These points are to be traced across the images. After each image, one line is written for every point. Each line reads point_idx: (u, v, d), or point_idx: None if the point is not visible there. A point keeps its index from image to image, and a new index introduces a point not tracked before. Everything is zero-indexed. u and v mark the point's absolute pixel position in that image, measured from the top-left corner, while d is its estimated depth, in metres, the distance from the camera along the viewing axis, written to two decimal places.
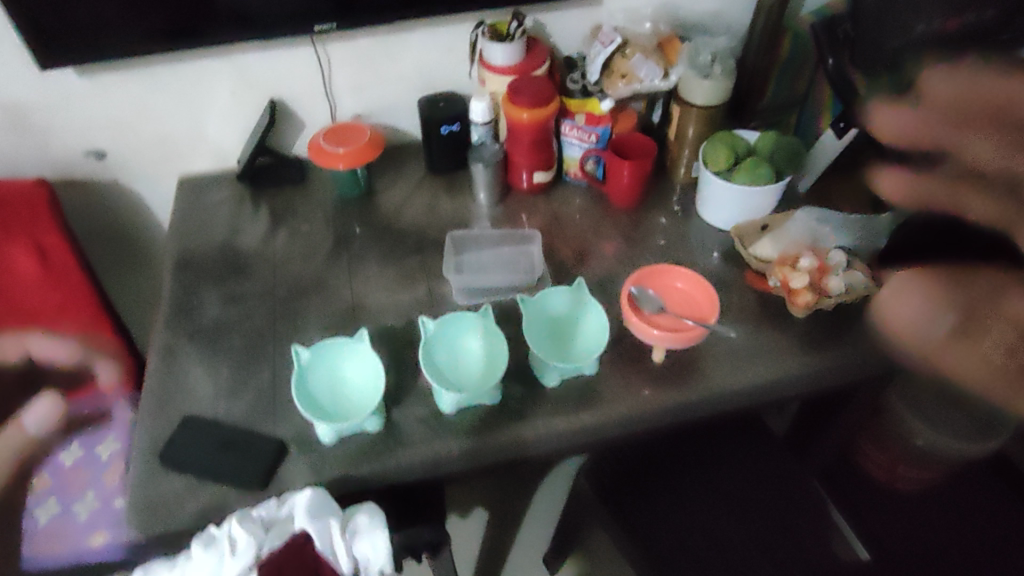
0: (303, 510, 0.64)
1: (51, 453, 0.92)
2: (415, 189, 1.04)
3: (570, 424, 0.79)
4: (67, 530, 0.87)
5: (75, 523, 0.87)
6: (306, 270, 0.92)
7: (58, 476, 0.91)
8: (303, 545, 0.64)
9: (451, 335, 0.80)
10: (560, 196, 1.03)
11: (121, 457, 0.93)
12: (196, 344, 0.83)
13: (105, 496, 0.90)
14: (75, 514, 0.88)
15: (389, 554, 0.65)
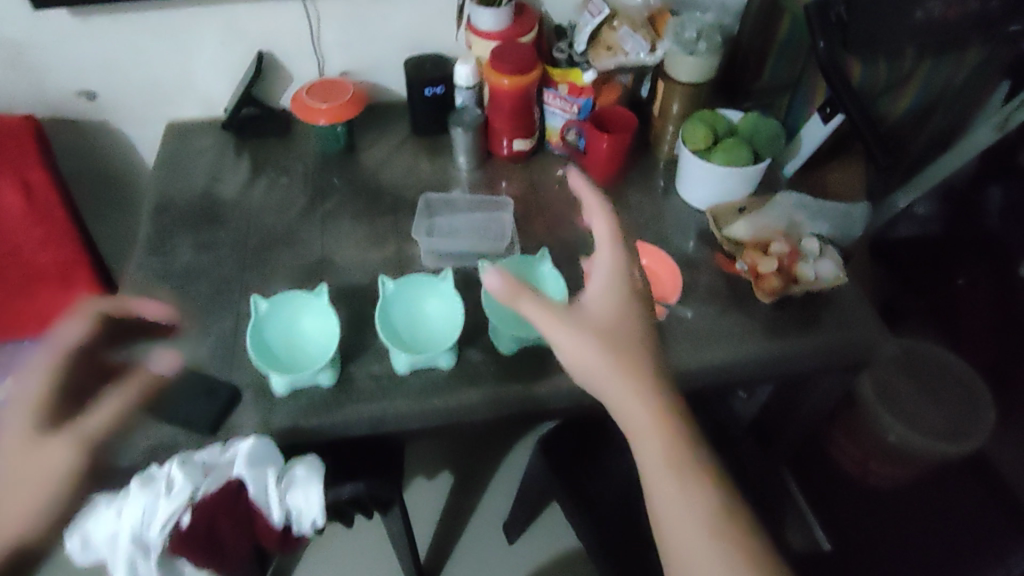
0: (242, 459, 0.67)
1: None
2: (397, 149, 1.05)
3: (521, 391, 0.80)
4: None
5: None
6: (279, 223, 0.95)
7: (29, 402, 0.94)
8: (238, 491, 0.68)
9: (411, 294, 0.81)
10: (540, 165, 1.03)
11: None
12: (167, 285, 0.88)
13: None
14: None
15: (321, 507, 0.70)
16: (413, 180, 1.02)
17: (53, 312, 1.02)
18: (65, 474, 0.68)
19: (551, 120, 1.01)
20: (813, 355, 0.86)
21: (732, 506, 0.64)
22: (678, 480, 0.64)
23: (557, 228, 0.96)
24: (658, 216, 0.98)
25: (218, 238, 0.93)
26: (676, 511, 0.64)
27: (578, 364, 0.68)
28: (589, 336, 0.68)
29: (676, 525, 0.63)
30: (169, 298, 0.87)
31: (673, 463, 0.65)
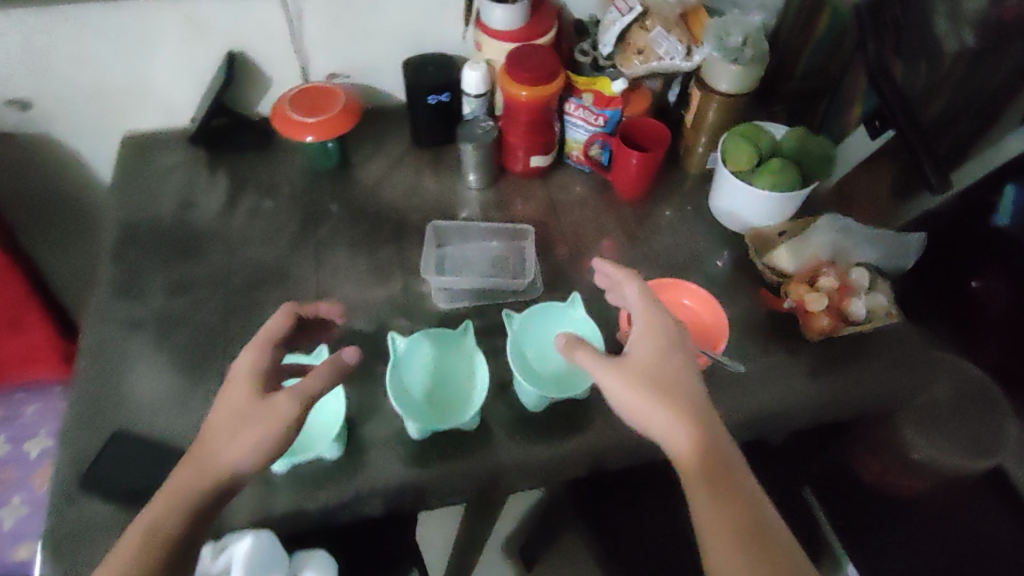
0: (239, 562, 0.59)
1: None
2: (394, 165, 0.93)
3: (554, 456, 0.69)
4: None
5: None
6: (267, 255, 0.84)
7: None
8: None
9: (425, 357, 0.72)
10: (558, 181, 0.93)
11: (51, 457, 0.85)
12: (137, 338, 0.76)
13: (34, 501, 0.83)
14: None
15: None
16: (416, 201, 0.90)
17: (7, 360, 0.90)
18: (287, 432, 0.59)
19: (572, 132, 0.90)
20: (861, 396, 0.75)
21: (786, 547, 0.55)
22: (723, 509, 0.56)
23: (581, 257, 0.85)
24: (693, 240, 0.88)
25: (193, 276, 0.81)
26: (716, 540, 0.55)
27: (620, 401, 0.63)
28: (629, 371, 0.63)
29: (721, 560, 0.54)
30: (139, 354, 0.75)
31: (715, 493, 0.57)
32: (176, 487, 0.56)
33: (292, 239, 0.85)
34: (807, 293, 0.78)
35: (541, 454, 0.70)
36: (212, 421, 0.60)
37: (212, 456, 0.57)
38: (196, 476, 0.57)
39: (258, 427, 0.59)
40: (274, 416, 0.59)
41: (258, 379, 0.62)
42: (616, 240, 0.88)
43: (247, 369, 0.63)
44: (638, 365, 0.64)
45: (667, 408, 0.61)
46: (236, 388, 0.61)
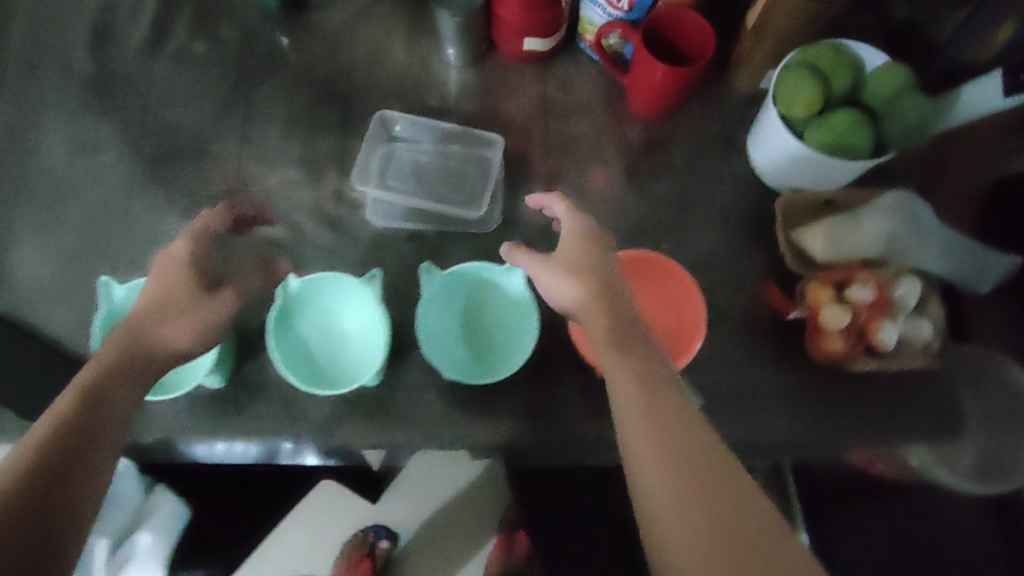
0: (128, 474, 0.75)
1: None
2: (361, 15, 0.74)
3: (458, 438, 0.60)
4: None
5: None
6: (186, 118, 0.69)
7: None
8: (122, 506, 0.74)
9: (320, 299, 0.58)
10: (560, 74, 0.72)
11: None
12: (27, 204, 0.66)
13: None
14: None
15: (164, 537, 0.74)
16: (378, 74, 0.72)
17: None
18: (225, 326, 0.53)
19: (587, 11, 0.68)
20: (860, 447, 0.61)
21: (717, 452, 0.40)
22: (642, 402, 0.42)
23: (560, 188, 0.68)
24: (711, 188, 0.68)
25: (98, 133, 0.69)
26: (636, 438, 0.41)
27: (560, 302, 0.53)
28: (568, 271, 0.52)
29: (639, 462, 0.40)
30: (27, 223, 0.65)
31: (634, 379, 0.44)
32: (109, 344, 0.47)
33: (218, 102, 0.70)
34: (826, 301, 0.60)
35: (445, 433, 0.60)
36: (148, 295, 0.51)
37: (153, 329, 0.49)
38: (130, 343, 0.48)
39: (197, 310, 0.52)
40: (216, 304, 0.53)
41: (189, 268, 0.53)
42: (613, 171, 0.69)
43: (176, 256, 0.54)
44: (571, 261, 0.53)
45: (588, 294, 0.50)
46: (162, 277, 0.53)
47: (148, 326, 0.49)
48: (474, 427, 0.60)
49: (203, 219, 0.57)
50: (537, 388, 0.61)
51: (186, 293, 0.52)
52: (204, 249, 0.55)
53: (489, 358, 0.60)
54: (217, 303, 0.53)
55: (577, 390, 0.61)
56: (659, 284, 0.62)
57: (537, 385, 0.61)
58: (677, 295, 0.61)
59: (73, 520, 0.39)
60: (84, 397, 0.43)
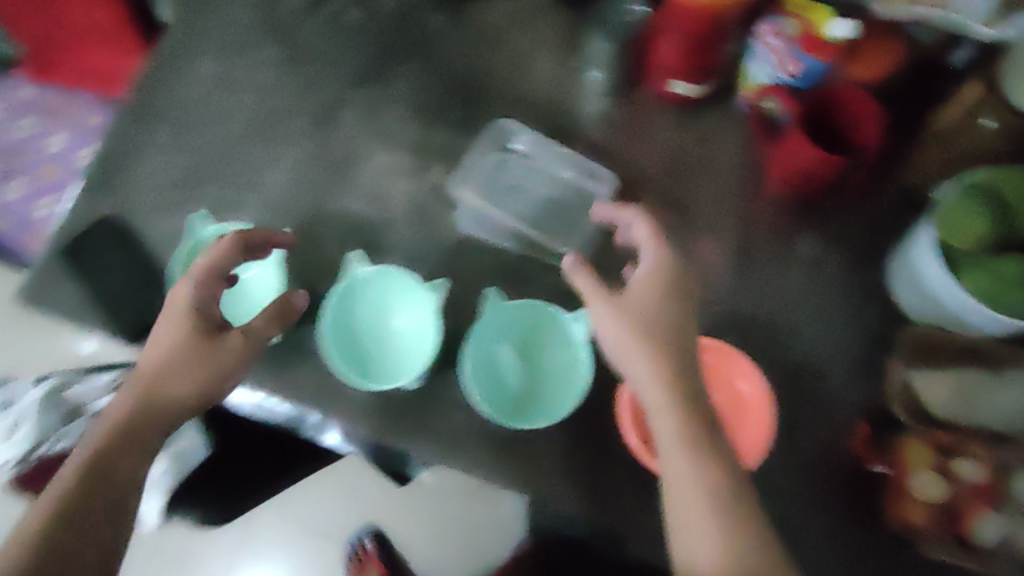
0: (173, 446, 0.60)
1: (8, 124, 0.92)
2: (519, 18, 0.72)
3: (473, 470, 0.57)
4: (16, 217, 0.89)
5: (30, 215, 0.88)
6: (325, 79, 0.71)
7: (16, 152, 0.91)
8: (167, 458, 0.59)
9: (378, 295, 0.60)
10: (704, 124, 0.66)
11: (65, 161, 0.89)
12: (165, 124, 0.70)
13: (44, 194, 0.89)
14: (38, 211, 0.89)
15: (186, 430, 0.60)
16: (515, 79, 0.69)
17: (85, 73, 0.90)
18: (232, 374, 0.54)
19: (752, 64, 0.61)
20: None
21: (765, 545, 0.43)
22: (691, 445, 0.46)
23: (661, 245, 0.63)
24: (828, 295, 0.60)
25: (248, 74, 0.72)
26: (684, 510, 0.45)
27: (608, 344, 0.52)
28: (627, 324, 0.51)
29: (682, 523, 0.45)
30: (161, 141, 0.70)
31: (693, 455, 0.46)
32: (140, 387, 0.52)
33: (358, 72, 0.71)
34: (919, 464, 0.52)
35: (458, 462, 0.57)
36: (149, 355, 0.53)
37: (160, 386, 0.52)
38: (136, 407, 0.51)
39: (199, 367, 0.53)
40: (217, 355, 0.53)
41: (194, 315, 0.54)
42: (723, 245, 0.62)
43: (176, 309, 0.54)
44: (638, 310, 0.52)
45: (650, 344, 0.50)
46: (163, 331, 0.54)
47: (157, 387, 0.52)
48: (489, 467, 0.57)
49: (212, 256, 0.55)
50: (565, 448, 0.57)
51: (193, 345, 0.53)
52: (210, 290, 0.55)
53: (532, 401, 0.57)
54: (221, 357, 0.53)
55: (605, 465, 0.56)
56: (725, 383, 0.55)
57: (567, 445, 0.57)
58: (743, 391, 0.54)
59: (103, 553, 0.45)
60: (98, 460, 0.47)
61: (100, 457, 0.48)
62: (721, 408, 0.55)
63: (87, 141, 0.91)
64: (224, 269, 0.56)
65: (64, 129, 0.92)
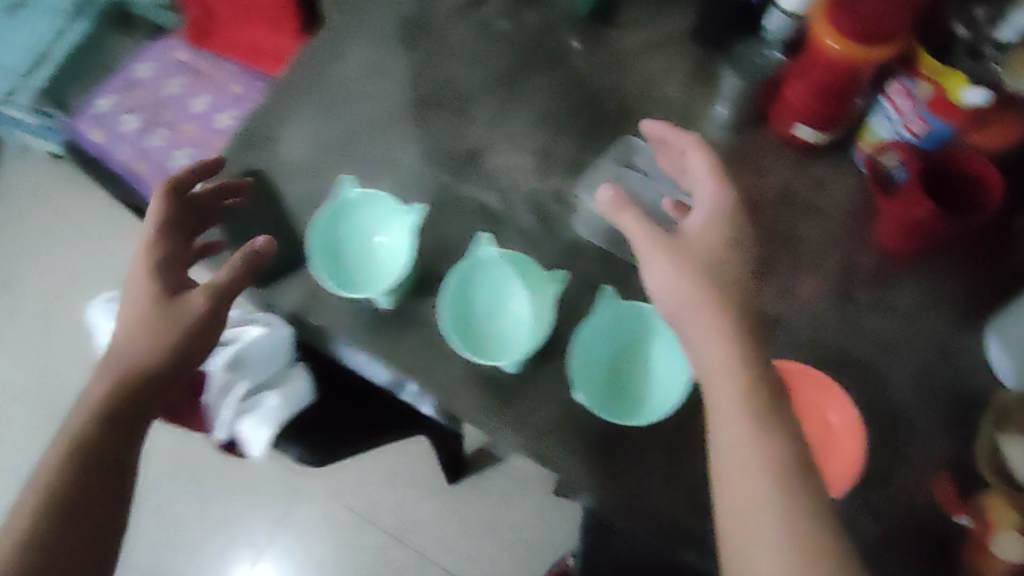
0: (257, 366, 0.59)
1: (151, 79, 0.99)
2: (653, 49, 0.76)
3: (560, 455, 0.60)
4: (149, 161, 0.94)
5: (163, 162, 0.94)
6: (465, 78, 0.77)
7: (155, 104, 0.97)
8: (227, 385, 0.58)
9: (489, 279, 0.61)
10: (819, 171, 0.69)
11: (205, 119, 0.96)
12: (314, 96, 0.76)
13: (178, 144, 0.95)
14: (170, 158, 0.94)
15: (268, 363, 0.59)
16: (643, 104, 0.74)
17: (241, 45, 0.99)
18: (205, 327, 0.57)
19: (876, 121, 0.64)
20: None
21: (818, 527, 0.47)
22: (766, 472, 0.49)
23: (764, 278, 0.66)
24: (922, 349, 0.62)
25: (394, 63, 0.78)
26: (739, 493, 0.49)
27: (660, 282, 0.57)
28: (683, 261, 0.56)
29: (736, 503, 0.49)
30: (308, 111, 0.75)
31: (751, 439, 0.50)
32: (123, 366, 0.55)
33: (496, 75, 0.77)
34: (1004, 524, 0.51)
35: (547, 446, 0.61)
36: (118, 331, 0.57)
37: (128, 348, 0.55)
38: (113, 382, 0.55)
39: (167, 321, 0.56)
40: (179, 308, 0.57)
41: (162, 270, 0.59)
42: (824, 286, 0.65)
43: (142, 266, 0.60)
44: (690, 245, 0.58)
45: (725, 354, 0.53)
46: (131, 295, 0.58)
47: (135, 362, 0.55)
48: (577, 455, 0.60)
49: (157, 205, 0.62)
50: (651, 449, 0.60)
51: (157, 309, 0.57)
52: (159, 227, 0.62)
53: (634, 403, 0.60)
54: (182, 306, 0.57)
55: (687, 471, 0.60)
56: (814, 406, 0.57)
57: (653, 446, 0.60)
58: (834, 422, 0.56)
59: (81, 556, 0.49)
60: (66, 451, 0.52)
61: (92, 425, 0.53)
62: (813, 435, 0.57)
63: (228, 108, 0.97)
64: (180, 261, 0.61)
65: (207, 93, 0.98)
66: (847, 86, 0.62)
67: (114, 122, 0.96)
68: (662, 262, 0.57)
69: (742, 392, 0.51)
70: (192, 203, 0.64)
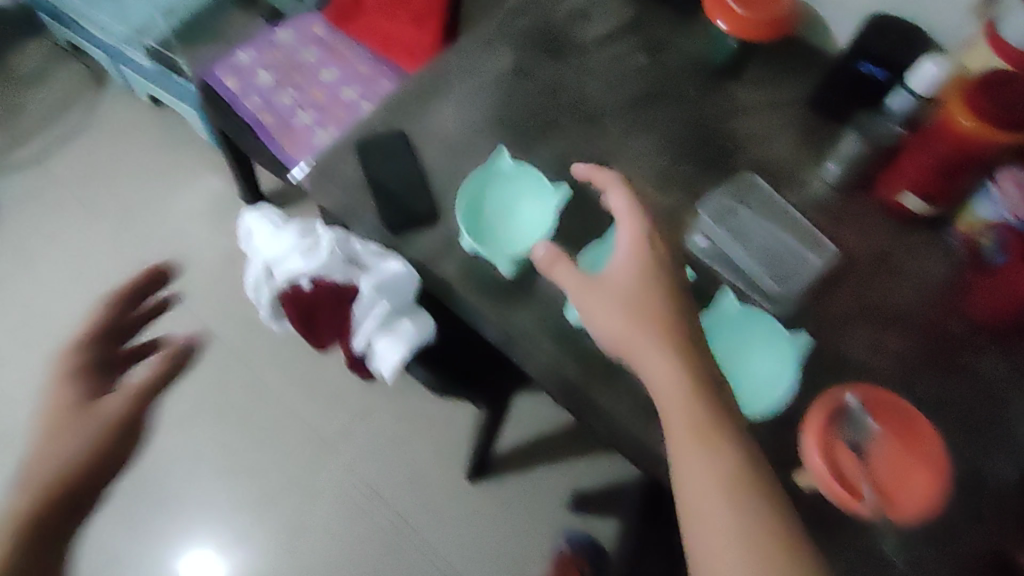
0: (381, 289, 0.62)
1: (291, 44, 1.06)
2: (777, 103, 0.83)
3: (649, 443, 0.63)
4: (277, 116, 1.01)
5: (289, 120, 1.01)
6: (601, 95, 0.83)
7: (291, 67, 1.04)
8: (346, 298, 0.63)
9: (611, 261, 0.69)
10: (917, 238, 0.75)
11: (333, 88, 1.03)
12: (462, 81, 0.82)
13: (305, 106, 1.02)
14: (296, 117, 1.01)
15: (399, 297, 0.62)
16: (762, 151, 0.80)
17: (379, 31, 1.06)
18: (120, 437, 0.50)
19: (979, 202, 0.70)
20: None
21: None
22: (719, 492, 0.51)
23: (855, 325, 0.70)
24: (996, 419, 0.66)
25: (538, 68, 0.84)
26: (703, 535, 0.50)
27: (601, 326, 0.59)
28: (615, 305, 0.58)
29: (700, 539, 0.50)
30: (455, 92, 0.81)
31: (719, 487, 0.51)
32: (38, 484, 0.46)
33: (633, 99, 0.83)
34: None
35: (638, 432, 0.64)
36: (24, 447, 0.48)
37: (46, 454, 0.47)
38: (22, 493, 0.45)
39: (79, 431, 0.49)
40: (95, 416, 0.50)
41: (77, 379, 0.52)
42: (909, 346, 0.69)
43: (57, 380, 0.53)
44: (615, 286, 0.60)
45: (680, 397, 0.54)
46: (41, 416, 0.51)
47: (62, 464, 0.47)
48: (666, 446, 0.63)
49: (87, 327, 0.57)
50: None
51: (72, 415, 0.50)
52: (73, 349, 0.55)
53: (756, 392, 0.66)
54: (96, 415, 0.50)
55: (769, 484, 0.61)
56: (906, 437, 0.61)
57: None
58: (920, 455, 0.60)
59: None
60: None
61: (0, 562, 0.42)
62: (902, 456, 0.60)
63: (354, 83, 1.04)
64: (107, 362, 0.55)
65: (337, 66, 1.05)
66: (962, 164, 0.68)
67: (251, 75, 1.04)
68: (602, 311, 0.59)
69: (683, 402, 0.54)
70: (138, 312, 0.60)
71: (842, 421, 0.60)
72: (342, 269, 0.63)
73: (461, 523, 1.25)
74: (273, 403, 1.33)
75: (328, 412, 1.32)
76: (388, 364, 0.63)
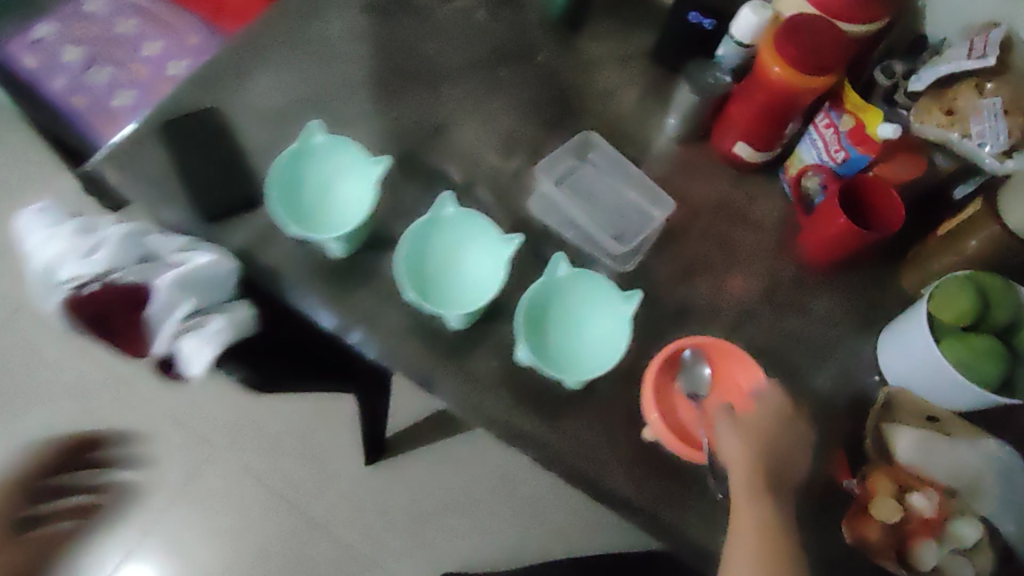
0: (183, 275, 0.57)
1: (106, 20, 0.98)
2: (615, 58, 0.82)
3: (493, 411, 0.63)
4: (90, 96, 0.92)
5: (104, 99, 0.92)
6: (439, 59, 0.81)
7: (107, 44, 0.96)
8: (139, 301, 0.58)
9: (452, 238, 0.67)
10: (749, 183, 0.77)
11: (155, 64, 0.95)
12: (289, 52, 0.78)
13: (122, 86, 0.94)
14: (111, 96, 0.93)
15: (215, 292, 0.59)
16: (601, 106, 0.80)
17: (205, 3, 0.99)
18: None
19: (802, 149, 0.73)
20: None
21: None
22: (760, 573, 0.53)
23: (694, 273, 0.71)
24: (820, 355, 0.69)
25: (371, 33, 0.81)
26: None
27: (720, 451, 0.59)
28: (746, 443, 0.58)
29: None
30: (282, 64, 0.77)
31: None
32: None
33: (472, 59, 0.81)
34: (883, 494, 0.59)
35: (483, 401, 0.64)
36: None
37: None
38: None
39: None
40: None
41: None
42: (748, 286, 0.72)
43: None
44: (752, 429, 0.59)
45: (750, 492, 0.56)
46: None
47: None
48: (507, 413, 0.63)
49: None
50: (581, 417, 0.63)
51: None
52: None
53: (594, 354, 0.63)
54: None
55: (610, 440, 0.63)
56: (734, 372, 0.64)
57: (583, 410, 0.64)
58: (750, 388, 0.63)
59: None
60: None
61: None
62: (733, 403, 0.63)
63: (181, 56, 0.97)
64: None
65: (161, 39, 0.98)
66: (781, 110, 0.70)
67: (59, 55, 0.94)
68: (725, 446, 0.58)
69: (750, 492, 0.56)
70: None
71: (677, 370, 0.63)
72: (136, 269, 0.57)
73: (356, 502, 1.23)
74: (137, 406, 1.24)
75: (204, 408, 1.26)
76: (196, 365, 0.56)
